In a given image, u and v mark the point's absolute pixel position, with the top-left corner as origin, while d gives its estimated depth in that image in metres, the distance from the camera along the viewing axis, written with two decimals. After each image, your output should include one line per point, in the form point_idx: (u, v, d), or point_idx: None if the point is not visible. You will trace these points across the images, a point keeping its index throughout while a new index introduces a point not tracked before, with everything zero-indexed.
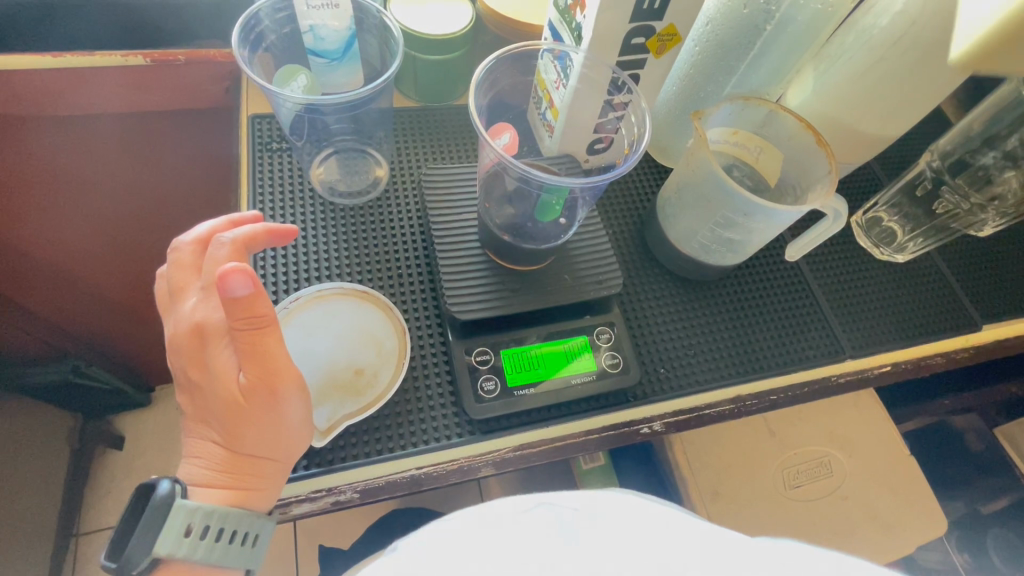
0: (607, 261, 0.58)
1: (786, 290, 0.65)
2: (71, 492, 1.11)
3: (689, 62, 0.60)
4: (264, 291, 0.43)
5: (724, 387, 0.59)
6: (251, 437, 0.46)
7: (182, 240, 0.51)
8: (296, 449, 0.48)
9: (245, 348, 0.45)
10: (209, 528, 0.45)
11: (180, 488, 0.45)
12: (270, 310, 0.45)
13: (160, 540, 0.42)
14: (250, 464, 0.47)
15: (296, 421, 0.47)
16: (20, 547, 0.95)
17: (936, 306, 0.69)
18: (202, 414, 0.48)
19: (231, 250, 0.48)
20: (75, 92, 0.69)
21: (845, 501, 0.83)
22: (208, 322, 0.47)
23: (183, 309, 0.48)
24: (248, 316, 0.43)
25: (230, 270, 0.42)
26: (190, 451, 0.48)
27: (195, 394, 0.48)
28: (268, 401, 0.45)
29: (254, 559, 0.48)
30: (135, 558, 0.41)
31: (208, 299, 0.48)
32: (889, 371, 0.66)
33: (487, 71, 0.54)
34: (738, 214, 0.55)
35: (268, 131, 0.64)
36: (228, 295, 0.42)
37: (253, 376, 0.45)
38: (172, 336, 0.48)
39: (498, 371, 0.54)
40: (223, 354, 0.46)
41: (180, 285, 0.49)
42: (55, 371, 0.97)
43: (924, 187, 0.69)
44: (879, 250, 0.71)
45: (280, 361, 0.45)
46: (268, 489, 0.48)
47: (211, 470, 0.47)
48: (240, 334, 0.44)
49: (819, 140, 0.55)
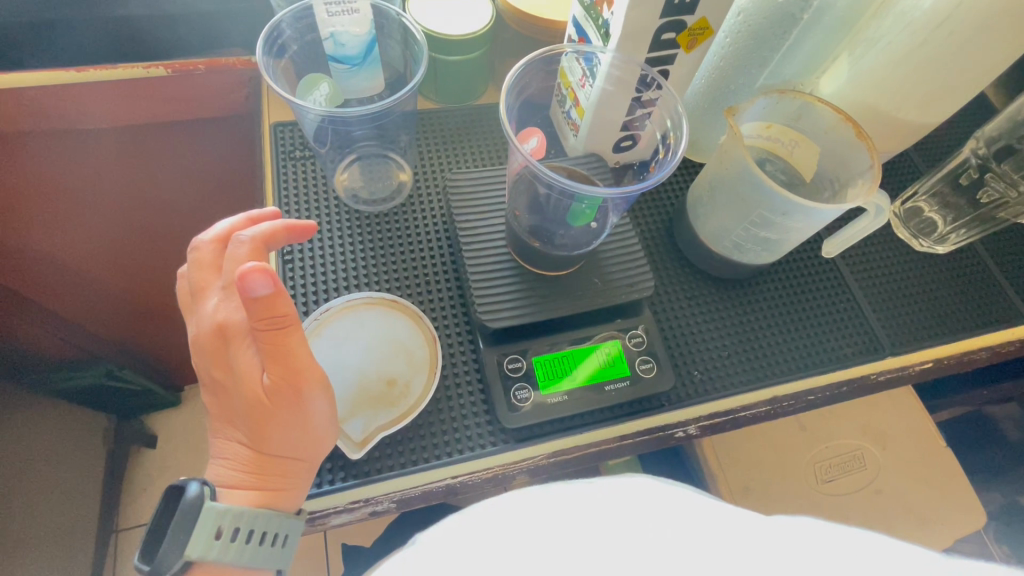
0: (639, 265, 0.57)
1: (818, 285, 0.64)
2: (109, 490, 1.14)
3: (719, 55, 0.57)
4: (284, 291, 0.43)
5: (758, 388, 0.58)
6: (277, 438, 0.47)
7: (202, 238, 0.51)
8: (321, 450, 0.48)
9: (268, 348, 0.45)
10: (239, 530, 0.45)
11: (209, 490, 0.45)
12: (291, 310, 0.45)
13: (191, 543, 0.43)
14: (277, 463, 0.48)
15: (321, 420, 0.48)
16: (63, 543, 0.99)
17: (980, 298, 0.66)
18: (229, 415, 0.49)
19: (251, 248, 0.48)
20: (96, 103, 0.70)
21: (880, 495, 0.81)
22: (230, 323, 0.47)
23: (205, 309, 0.49)
24: (270, 315, 0.43)
25: (250, 271, 0.41)
26: (219, 451, 0.50)
27: (221, 395, 0.49)
28: (293, 401, 0.46)
29: (284, 558, 0.48)
30: (169, 560, 0.43)
31: (229, 300, 0.48)
32: (932, 368, 0.63)
33: (518, 74, 0.53)
34: (776, 214, 0.53)
35: (291, 139, 0.64)
36: (249, 295, 0.42)
37: (277, 377, 0.46)
38: (195, 337, 0.49)
39: (531, 379, 0.53)
40: (246, 354, 0.47)
41: (201, 285, 0.50)
42: (91, 375, 0.99)
43: (969, 175, 0.67)
44: (917, 241, 0.69)
45: (303, 361, 0.46)
46: (294, 489, 0.48)
47: (239, 471, 0.48)
48: (262, 334, 0.44)
49: (860, 133, 0.53)
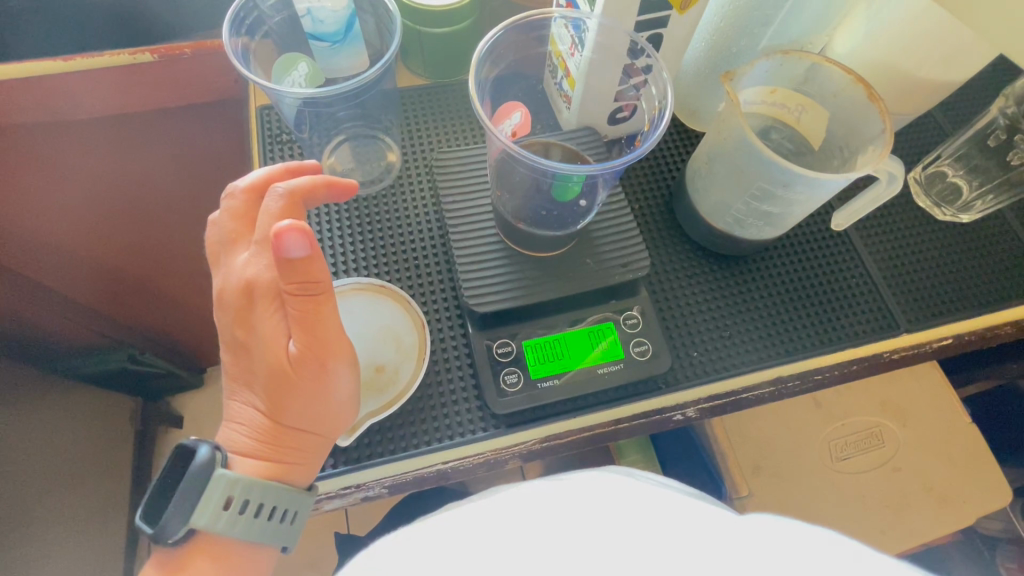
0: (632, 243, 0.54)
1: (830, 259, 0.60)
2: (138, 470, 1.19)
3: (719, 14, 0.53)
4: (319, 255, 0.43)
5: (761, 369, 0.56)
6: (296, 409, 0.47)
7: (236, 186, 0.51)
8: (338, 427, 0.49)
9: (297, 314, 0.45)
10: (248, 502, 0.46)
11: (220, 455, 0.46)
12: (325, 277, 0.45)
13: (198, 510, 0.44)
14: (294, 435, 0.48)
15: (342, 394, 0.48)
16: (97, 521, 1.04)
17: (1006, 269, 0.62)
18: (247, 380, 0.49)
19: (286, 204, 0.47)
20: (89, 93, 0.69)
21: (898, 473, 0.79)
22: (258, 280, 0.47)
23: (234, 263, 0.49)
24: (303, 279, 0.44)
25: (286, 230, 0.41)
26: (233, 415, 0.50)
27: (242, 356, 0.49)
28: (317, 372, 0.46)
29: (288, 537, 0.49)
30: (174, 527, 0.44)
31: (259, 256, 0.47)
32: (952, 345, 0.60)
33: (488, 50, 0.50)
34: (777, 185, 0.50)
35: (276, 122, 0.62)
36: (283, 255, 0.42)
37: (303, 346, 0.45)
38: (222, 290, 0.49)
39: (521, 363, 0.52)
40: (272, 317, 0.47)
41: (235, 237, 0.50)
42: (114, 361, 1.03)
43: (996, 137, 0.64)
44: (939, 210, 0.64)
45: (331, 333, 0.46)
46: (308, 464, 0.49)
47: (253, 439, 0.48)
48: (293, 298, 0.44)
49: (872, 94, 0.49)
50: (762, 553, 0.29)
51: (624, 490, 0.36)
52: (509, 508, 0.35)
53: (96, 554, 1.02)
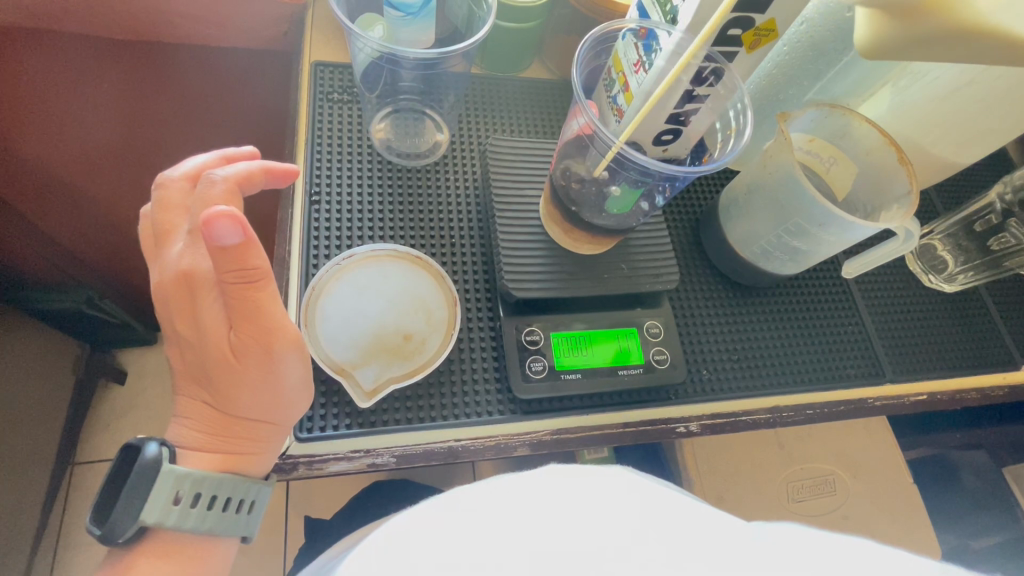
0: (666, 257, 0.57)
1: (831, 307, 0.64)
2: (74, 423, 1.09)
3: (775, 61, 0.58)
4: (255, 240, 0.39)
5: (761, 396, 0.59)
6: (244, 400, 0.46)
7: (168, 175, 0.48)
8: (292, 416, 0.48)
9: (236, 303, 0.42)
10: (199, 496, 0.44)
11: (167, 451, 0.44)
12: (263, 262, 0.41)
13: (147, 508, 0.42)
14: (245, 427, 0.47)
15: (295, 381, 0.46)
16: (32, 472, 0.95)
17: (979, 341, 0.68)
18: (192, 375, 0.47)
19: (225, 189, 0.45)
20: (120, 12, 0.66)
21: (846, 521, 0.77)
22: (197, 270, 0.44)
23: (168, 255, 0.46)
24: (238, 267, 0.40)
25: (216, 215, 0.37)
26: (180, 411, 0.48)
27: (184, 348, 0.47)
28: (263, 361, 0.44)
29: (250, 526, 0.49)
30: (122, 526, 0.42)
31: (195, 245, 0.45)
32: (927, 400, 0.65)
33: (589, 46, 0.55)
34: (813, 224, 0.54)
35: (331, 81, 0.62)
36: (215, 243, 0.38)
37: (244, 336, 0.43)
38: (159, 283, 0.46)
39: (547, 352, 0.53)
40: (212, 306, 0.44)
41: (167, 227, 0.47)
42: (70, 299, 0.93)
43: (987, 221, 0.69)
44: (927, 276, 0.71)
45: (277, 320, 0.44)
46: (264, 453, 0.49)
47: (201, 433, 0.47)
48: (229, 287, 0.41)
49: (902, 158, 0.54)
50: (821, 550, 0.30)
51: (658, 501, 0.36)
52: (553, 486, 0.36)
53: (20, 509, 0.93)
